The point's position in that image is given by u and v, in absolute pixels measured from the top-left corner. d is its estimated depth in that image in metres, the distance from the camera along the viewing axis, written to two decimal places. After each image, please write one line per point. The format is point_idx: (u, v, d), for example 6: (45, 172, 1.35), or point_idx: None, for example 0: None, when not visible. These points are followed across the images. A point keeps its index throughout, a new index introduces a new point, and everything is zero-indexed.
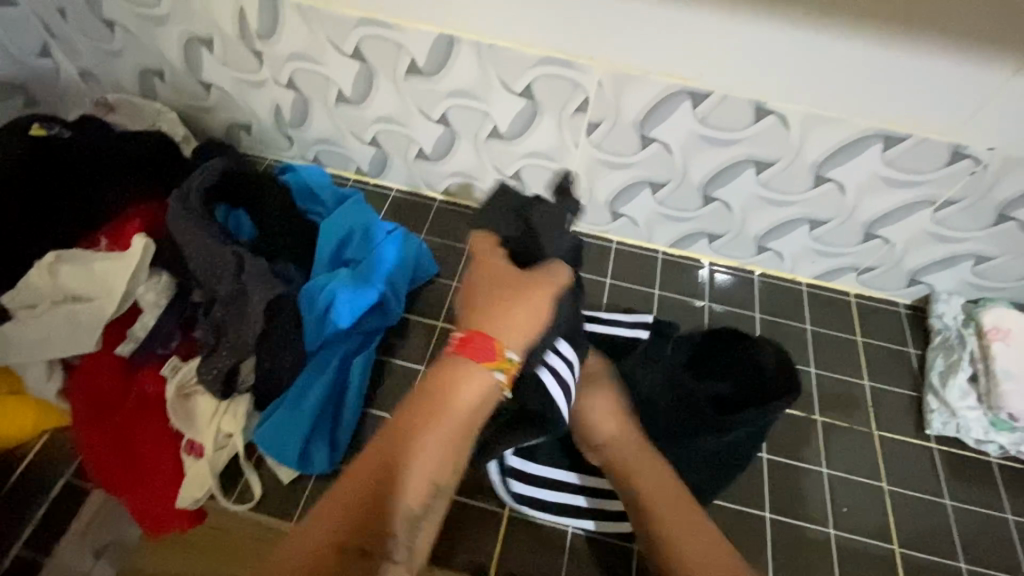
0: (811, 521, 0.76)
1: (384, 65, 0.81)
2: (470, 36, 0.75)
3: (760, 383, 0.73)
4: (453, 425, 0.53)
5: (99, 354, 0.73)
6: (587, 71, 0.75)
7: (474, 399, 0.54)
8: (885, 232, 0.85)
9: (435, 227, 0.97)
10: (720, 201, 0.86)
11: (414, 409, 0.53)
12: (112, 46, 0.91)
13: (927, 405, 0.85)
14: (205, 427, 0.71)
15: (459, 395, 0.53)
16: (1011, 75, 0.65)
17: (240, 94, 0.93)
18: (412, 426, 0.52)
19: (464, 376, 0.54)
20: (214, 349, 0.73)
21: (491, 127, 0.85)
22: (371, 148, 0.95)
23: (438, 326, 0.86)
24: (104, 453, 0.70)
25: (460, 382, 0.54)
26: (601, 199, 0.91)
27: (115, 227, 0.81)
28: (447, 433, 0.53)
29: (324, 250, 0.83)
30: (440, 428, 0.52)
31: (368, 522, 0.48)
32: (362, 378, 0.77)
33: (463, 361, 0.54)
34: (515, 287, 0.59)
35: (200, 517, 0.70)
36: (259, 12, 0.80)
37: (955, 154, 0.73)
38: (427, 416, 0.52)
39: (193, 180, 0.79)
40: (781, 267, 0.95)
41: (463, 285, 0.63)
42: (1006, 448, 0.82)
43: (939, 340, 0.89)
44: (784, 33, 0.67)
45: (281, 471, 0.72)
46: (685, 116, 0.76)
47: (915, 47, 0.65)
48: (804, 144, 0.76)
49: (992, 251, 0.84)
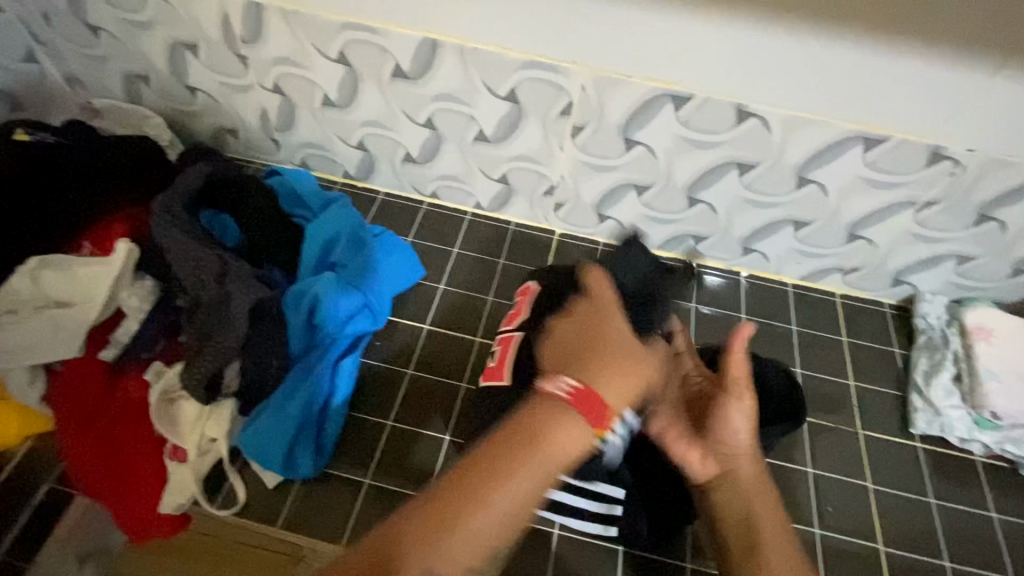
0: (796, 521, 0.76)
1: (369, 69, 0.81)
2: (454, 40, 0.75)
3: (769, 402, 0.76)
4: (545, 470, 0.49)
5: (82, 359, 0.73)
6: (570, 75, 0.75)
7: (568, 453, 0.50)
8: (868, 233, 0.86)
9: (422, 230, 0.97)
10: (705, 203, 0.87)
11: (509, 437, 0.49)
12: (97, 51, 0.91)
13: (911, 404, 0.86)
14: (188, 431, 0.71)
15: (552, 447, 0.49)
16: (988, 78, 0.66)
17: (226, 98, 0.93)
18: (505, 456, 0.48)
19: (562, 423, 0.50)
20: (197, 354, 0.72)
21: (477, 130, 0.85)
22: (358, 151, 0.95)
23: (425, 330, 0.87)
24: (87, 459, 0.70)
25: (556, 427, 0.50)
26: (587, 202, 0.92)
27: (99, 232, 0.80)
28: (537, 475, 0.48)
29: (309, 254, 0.84)
30: (532, 469, 0.48)
31: (431, 535, 0.44)
32: (347, 382, 0.77)
33: (568, 411, 0.51)
34: (632, 355, 0.56)
35: (184, 523, 0.70)
36: (244, 17, 0.80)
37: (935, 155, 0.73)
38: (519, 454, 0.48)
39: (179, 186, 0.79)
40: (767, 268, 0.96)
41: (564, 330, 0.59)
42: (990, 447, 0.82)
43: (924, 340, 0.90)
44: (763, 37, 0.67)
45: (266, 475, 0.72)
46: (669, 120, 0.77)
47: (892, 50, 0.65)
48: (785, 146, 0.76)
49: (974, 251, 0.84)
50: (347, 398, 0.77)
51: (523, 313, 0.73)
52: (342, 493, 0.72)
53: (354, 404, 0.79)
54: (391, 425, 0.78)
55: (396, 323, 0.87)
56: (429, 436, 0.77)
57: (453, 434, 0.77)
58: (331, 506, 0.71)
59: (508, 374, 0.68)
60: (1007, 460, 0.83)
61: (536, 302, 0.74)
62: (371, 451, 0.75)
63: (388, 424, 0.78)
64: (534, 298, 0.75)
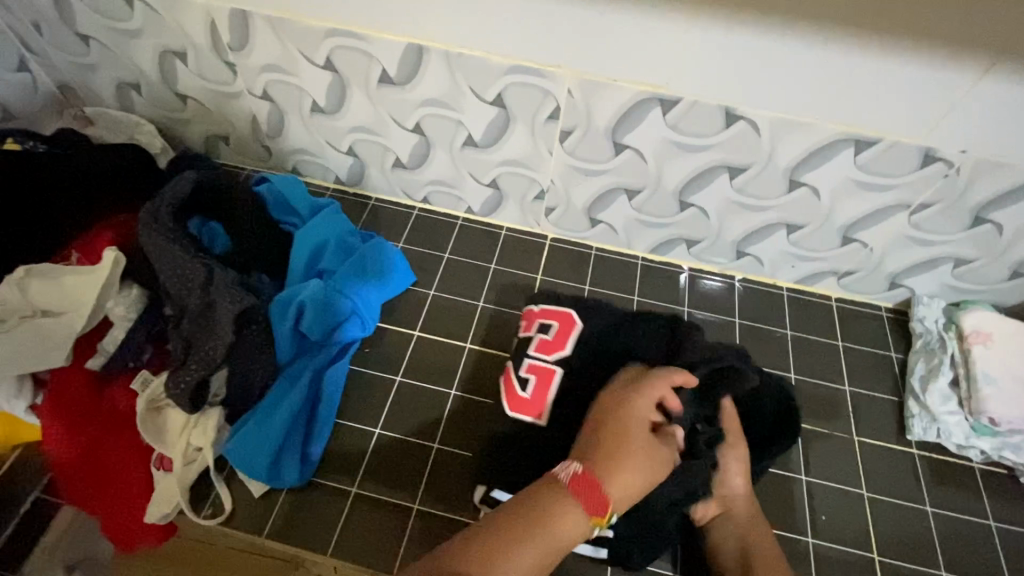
0: (789, 529, 0.75)
1: (356, 75, 0.81)
2: (439, 46, 0.75)
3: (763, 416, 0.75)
4: (549, 548, 0.51)
5: (69, 369, 0.73)
6: (557, 79, 0.75)
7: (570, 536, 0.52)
8: (862, 236, 0.84)
9: (413, 235, 0.97)
10: (696, 206, 0.86)
11: (521, 512, 0.52)
12: (88, 60, 0.91)
13: (908, 410, 0.84)
14: (175, 440, 0.70)
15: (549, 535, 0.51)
16: (978, 79, 0.65)
17: (217, 106, 0.93)
18: (515, 529, 0.51)
19: (560, 509, 0.52)
20: (183, 363, 0.72)
21: (465, 135, 0.85)
22: (348, 157, 0.95)
23: (415, 336, 0.86)
24: (76, 467, 0.71)
25: (555, 513, 0.52)
26: (578, 206, 0.91)
27: (88, 240, 0.81)
28: (542, 553, 0.50)
29: (297, 261, 0.83)
30: (537, 547, 0.50)
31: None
32: (334, 390, 0.77)
33: (574, 494, 0.53)
34: (646, 450, 0.58)
35: (172, 532, 0.70)
36: (230, 24, 0.80)
37: (927, 158, 0.72)
38: (520, 533, 0.50)
39: (165, 193, 0.79)
40: (761, 272, 0.95)
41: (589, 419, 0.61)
42: (988, 454, 0.81)
43: (921, 344, 0.89)
44: (749, 40, 0.66)
45: (252, 484, 0.72)
46: (657, 124, 0.76)
47: (881, 51, 0.64)
48: (775, 150, 0.76)
49: (970, 254, 0.83)
50: (335, 406, 0.77)
51: (563, 347, 0.72)
52: (329, 500, 0.72)
53: (343, 412, 0.79)
54: (379, 432, 0.77)
55: (385, 330, 0.87)
56: (417, 443, 0.77)
57: (441, 442, 0.77)
58: (318, 513, 0.71)
59: (546, 415, 0.69)
60: (1006, 467, 0.81)
61: (577, 338, 0.72)
62: (358, 459, 0.75)
63: (376, 432, 0.77)
64: (576, 333, 0.73)
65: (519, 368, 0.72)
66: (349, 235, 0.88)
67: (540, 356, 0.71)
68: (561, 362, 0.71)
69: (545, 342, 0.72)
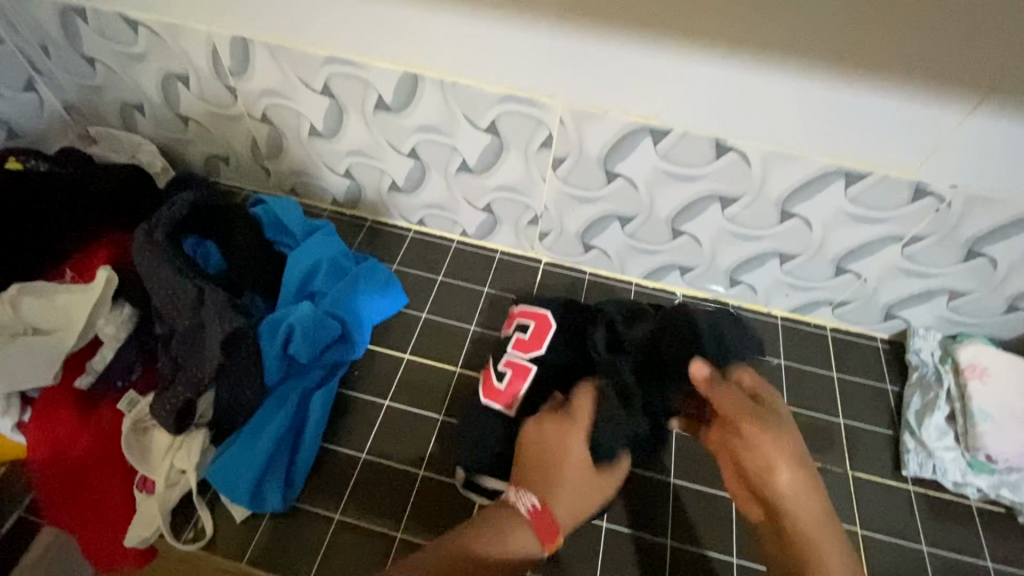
0: None
1: (352, 101, 0.83)
2: (433, 74, 0.76)
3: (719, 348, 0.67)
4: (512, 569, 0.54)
5: (56, 388, 0.73)
6: (549, 109, 0.75)
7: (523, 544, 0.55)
8: (855, 267, 0.84)
9: (408, 256, 0.98)
10: (688, 234, 0.86)
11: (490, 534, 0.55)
12: (94, 82, 0.93)
13: (903, 444, 0.83)
14: (159, 462, 0.70)
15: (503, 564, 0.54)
16: (965, 117, 0.65)
17: (217, 127, 0.94)
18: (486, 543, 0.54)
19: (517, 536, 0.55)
20: (170, 384, 0.72)
21: (459, 160, 0.86)
22: (345, 179, 0.96)
23: (405, 359, 0.86)
24: (59, 489, 0.71)
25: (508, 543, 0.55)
26: (572, 231, 0.91)
27: (82, 259, 0.83)
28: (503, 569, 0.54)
29: (289, 283, 0.84)
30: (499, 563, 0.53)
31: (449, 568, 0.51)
32: (322, 413, 0.76)
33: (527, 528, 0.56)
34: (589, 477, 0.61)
35: (152, 555, 0.69)
36: (232, 50, 0.81)
37: (918, 192, 0.72)
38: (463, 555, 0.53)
39: (162, 214, 0.79)
40: (755, 299, 0.94)
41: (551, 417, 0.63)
42: (985, 492, 0.79)
43: (916, 377, 0.88)
44: (739, 75, 0.67)
45: (234, 508, 0.71)
46: (648, 153, 0.77)
47: (869, 88, 0.65)
48: (766, 180, 0.76)
49: (966, 287, 0.82)
50: (322, 429, 0.76)
51: (539, 347, 0.73)
52: (313, 527, 0.71)
53: (331, 434, 0.78)
54: (365, 457, 0.77)
55: (376, 352, 0.86)
56: (403, 469, 0.76)
57: (427, 469, 0.76)
58: (300, 541, 0.70)
59: (514, 406, 0.70)
60: (1004, 505, 0.79)
61: (553, 338, 0.73)
62: (343, 483, 0.75)
63: (362, 458, 0.77)
64: (552, 333, 0.73)
65: (498, 362, 0.73)
66: (343, 257, 0.88)
67: (517, 354, 0.73)
68: (535, 361, 0.72)
69: (521, 341, 0.73)
